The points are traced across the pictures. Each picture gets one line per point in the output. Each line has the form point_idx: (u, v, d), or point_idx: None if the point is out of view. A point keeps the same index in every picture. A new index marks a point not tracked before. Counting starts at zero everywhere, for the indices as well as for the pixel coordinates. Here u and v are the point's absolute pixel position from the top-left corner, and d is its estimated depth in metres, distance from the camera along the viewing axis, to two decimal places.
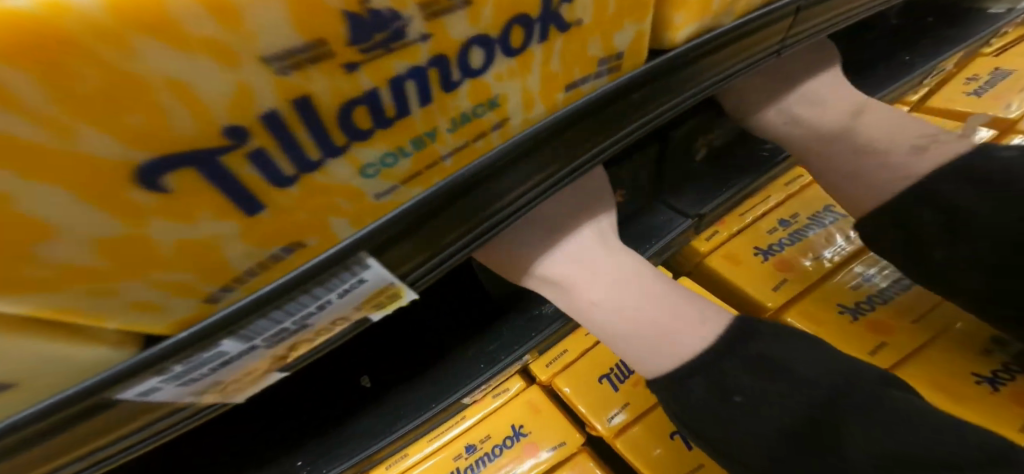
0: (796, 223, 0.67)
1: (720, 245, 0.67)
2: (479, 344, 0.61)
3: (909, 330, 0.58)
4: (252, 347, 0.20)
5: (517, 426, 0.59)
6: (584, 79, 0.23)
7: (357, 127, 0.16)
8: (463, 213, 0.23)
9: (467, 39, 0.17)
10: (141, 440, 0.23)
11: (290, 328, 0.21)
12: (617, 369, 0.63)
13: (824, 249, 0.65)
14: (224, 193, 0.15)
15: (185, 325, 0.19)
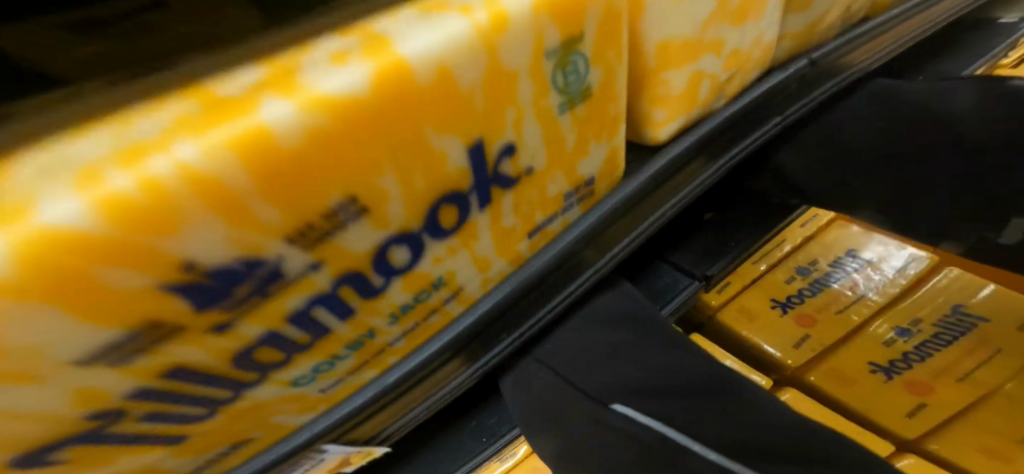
0: (817, 271, 0.62)
1: (734, 297, 0.66)
2: (477, 419, 0.49)
3: (953, 391, 0.53)
4: None
5: None
6: (548, 220, 0.22)
7: (255, 357, 0.17)
8: (432, 378, 0.26)
9: (381, 243, 0.16)
10: None
11: None
12: None
13: (850, 299, 0.60)
14: (218, 431, 0.20)
15: None
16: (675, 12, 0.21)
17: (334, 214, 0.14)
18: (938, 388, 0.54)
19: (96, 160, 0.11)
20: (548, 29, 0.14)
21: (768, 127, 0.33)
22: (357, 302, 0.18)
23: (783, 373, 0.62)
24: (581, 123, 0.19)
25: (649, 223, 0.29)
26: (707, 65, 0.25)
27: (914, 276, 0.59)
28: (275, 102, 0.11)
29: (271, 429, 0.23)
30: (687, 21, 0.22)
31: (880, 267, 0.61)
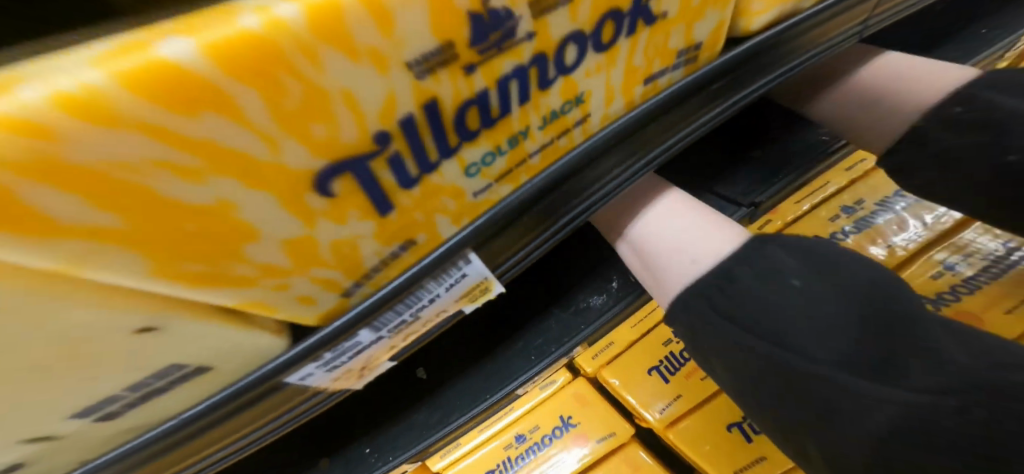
0: (862, 209, 0.61)
1: (776, 235, 0.61)
2: (528, 338, 0.59)
3: (1001, 322, 0.51)
4: (386, 336, 0.23)
5: (565, 417, 0.64)
6: (662, 72, 0.24)
7: (467, 127, 0.17)
8: (586, 180, 0.25)
9: (566, 38, 0.17)
10: (278, 426, 0.27)
11: (406, 319, 0.24)
12: (669, 360, 0.63)
13: (894, 236, 0.59)
14: (369, 193, 0.17)
15: (330, 320, 0.21)
16: None
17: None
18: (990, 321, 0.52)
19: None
20: None
21: (842, 40, 0.36)
22: (533, 90, 0.19)
23: None
24: None
25: (728, 108, 0.32)
26: None
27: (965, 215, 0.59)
28: None
29: (429, 235, 0.21)
30: None
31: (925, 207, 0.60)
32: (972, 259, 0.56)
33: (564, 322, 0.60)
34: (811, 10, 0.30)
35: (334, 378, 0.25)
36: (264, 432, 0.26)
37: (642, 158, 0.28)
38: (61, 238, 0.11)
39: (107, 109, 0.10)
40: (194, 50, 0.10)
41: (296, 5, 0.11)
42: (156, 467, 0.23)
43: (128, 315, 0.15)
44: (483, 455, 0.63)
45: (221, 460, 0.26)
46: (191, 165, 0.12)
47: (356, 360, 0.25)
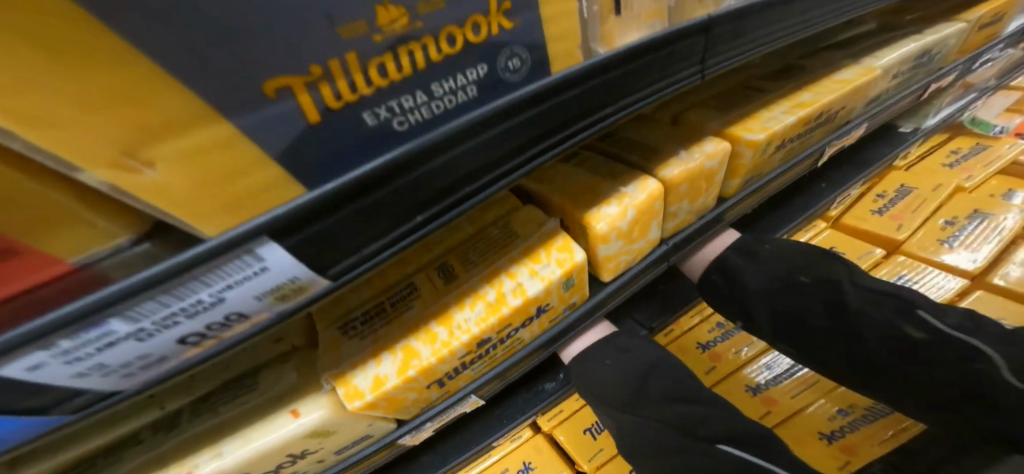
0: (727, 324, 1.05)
1: (676, 338, 1.04)
2: (502, 408, 0.89)
3: (789, 403, 0.92)
4: (433, 424, 0.58)
5: (526, 462, 0.93)
6: (551, 318, 0.62)
7: (473, 361, 0.55)
8: (520, 359, 0.63)
9: (506, 332, 0.55)
10: (381, 460, 0.60)
11: (444, 416, 0.60)
12: (596, 424, 0.94)
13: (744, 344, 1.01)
14: (439, 384, 0.53)
15: (416, 417, 0.56)
16: (611, 243, 0.60)
17: (501, 324, 0.53)
18: (782, 402, 0.92)
19: (417, 349, 0.49)
20: (565, 258, 0.55)
21: (660, 264, 0.73)
22: (496, 344, 0.56)
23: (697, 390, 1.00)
24: (568, 292, 0.59)
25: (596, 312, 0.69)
26: (631, 244, 0.63)
27: None
28: (471, 314, 0.52)
29: (451, 390, 0.57)
30: (615, 243, 0.60)
31: None
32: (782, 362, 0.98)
33: (527, 399, 0.90)
34: (629, 270, 0.68)
35: (416, 436, 0.58)
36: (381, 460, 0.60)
37: (547, 343, 0.65)
38: (376, 407, 0.49)
39: (389, 390, 0.48)
40: (412, 371, 0.48)
41: (434, 355, 0.49)
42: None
43: (369, 420, 0.50)
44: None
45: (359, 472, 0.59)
46: (404, 389, 0.49)
47: (424, 427, 0.58)
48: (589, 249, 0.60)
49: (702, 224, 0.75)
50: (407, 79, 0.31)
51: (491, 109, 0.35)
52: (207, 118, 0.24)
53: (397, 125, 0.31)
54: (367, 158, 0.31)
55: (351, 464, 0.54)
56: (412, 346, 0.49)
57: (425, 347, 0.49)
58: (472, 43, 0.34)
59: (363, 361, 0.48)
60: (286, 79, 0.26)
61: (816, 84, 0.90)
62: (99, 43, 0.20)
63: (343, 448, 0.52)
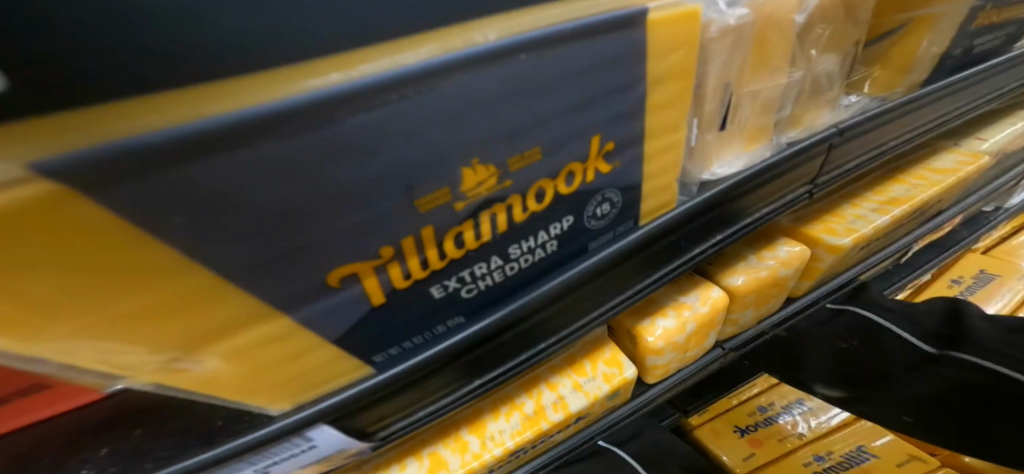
0: (771, 409, 1.02)
1: (709, 420, 1.01)
2: None
3: None
4: None
5: None
6: (586, 424, 0.62)
7: (503, 465, 0.57)
8: (549, 462, 0.63)
9: (539, 439, 0.57)
10: None
11: None
12: None
13: (790, 431, 0.98)
14: None
15: None
16: (664, 354, 0.59)
17: (536, 434, 0.56)
18: None
19: (455, 453, 0.54)
20: (604, 372, 0.59)
21: (712, 364, 0.70)
22: (528, 450, 0.58)
23: None
24: (609, 401, 0.60)
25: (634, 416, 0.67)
26: (686, 352, 0.62)
27: (836, 422, 0.99)
28: (507, 423, 0.56)
29: None
30: (668, 354, 0.59)
31: (815, 414, 1.01)
32: (832, 454, 0.94)
33: None
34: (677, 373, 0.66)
35: None
36: None
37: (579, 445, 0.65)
38: None
39: None
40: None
41: (468, 461, 0.53)
42: None
43: None
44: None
45: None
46: None
47: None
48: (639, 356, 0.61)
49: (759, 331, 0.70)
50: (484, 244, 0.27)
51: (570, 274, 0.35)
52: (267, 318, 0.21)
53: (464, 293, 0.29)
54: (433, 327, 0.29)
55: None
56: (449, 449, 0.54)
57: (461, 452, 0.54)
58: (563, 193, 0.30)
59: (401, 457, 0.54)
60: (353, 267, 0.22)
61: (908, 171, 0.81)
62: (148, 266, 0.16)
63: None
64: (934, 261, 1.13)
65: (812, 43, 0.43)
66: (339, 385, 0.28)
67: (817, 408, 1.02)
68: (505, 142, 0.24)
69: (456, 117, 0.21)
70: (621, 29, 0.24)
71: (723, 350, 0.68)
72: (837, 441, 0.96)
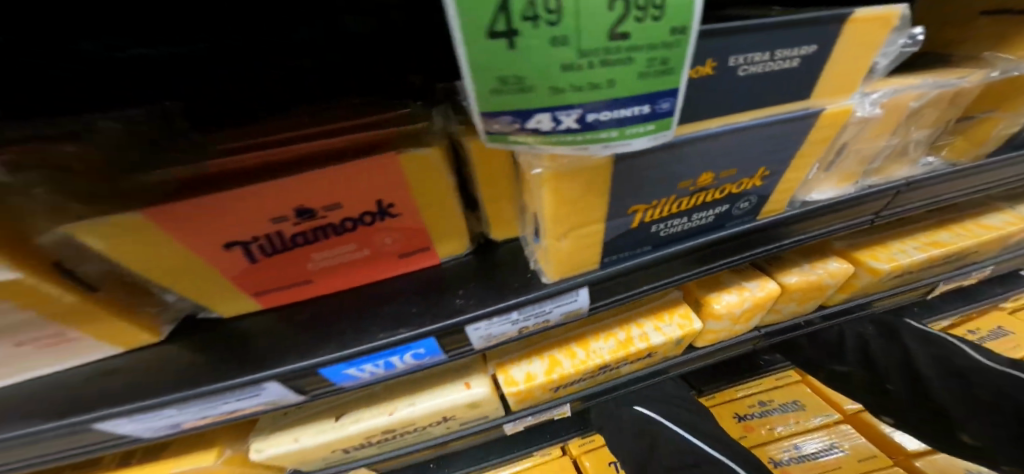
0: (769, 404, 1.22)
1: (714, 403, 1.23)
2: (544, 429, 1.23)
3: None
4: (537, 412, 0.80)
5: None
6: (653, 360, 0.82)
7: (592, 376, 0.76)
8: (615, 382, 0.84)
9: (622, 361, 0.75)
10: (476, 433, 0.81)
11: (546, 408, 0.81)
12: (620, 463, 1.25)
13: (780, 423, 1.19)
14: (561, 387, 0.75)
15: (528, 406, 0.78)
16: (724, 321, 0.79)
17: (624, 357, 0.74)
18: None
19: (563, 359, 0.72)
20: (686, 322, 0.76)
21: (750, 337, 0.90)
22: (611, 369, 0.76)
23: None
24: (677, 345, 0.79)
25: (682, 362, 0.88)
26: (739, 323, 0.83)
27: (822, 423, 1.18)
28: (605, 344, 0.74)
29: (565, 393, 0.78)
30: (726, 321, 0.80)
31: (807, 414, 1.20)
32: (810, 446, 1.14)
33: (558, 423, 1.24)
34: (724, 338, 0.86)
35: (512, 420, 0.80)
36: (472, 432, 0.80)
37: (639, 375, 0.86)
38: (521, 393, 0.70)
39: (538, 382, 0.70)
40: (557, 373, 0.70)
41: (574, 365, 0.71)
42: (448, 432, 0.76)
43: (500, 400, 0.72)
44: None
45: (455, 437, 0.80)
46: (545, 384, 0.71)
47: (525, 417, 0.81)
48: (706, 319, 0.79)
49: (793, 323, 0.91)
50: (685, 211, 0.47)
51: (714, 239, 0.53)
52: (596, 223, 0.44)
53: (661, 233, 0.49)
54: (636, 247, 0.49)
55: (463, 429, 0.77)
56: (559, 356, 0.72)
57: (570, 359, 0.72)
58: (734, 191, 0.48)
59: (528, 355, 0.73)
60: (637, 207, 0.44)
61: (957, 222, 0.96)
62: (596, 188, 0.40)
63: (461, 418, 0.72)
64: (956, 309, 1.29)
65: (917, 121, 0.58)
66: (584, 271, 0.50)
67: (810, 409, 1.21)
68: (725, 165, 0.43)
69: (715, 152, 0.40)
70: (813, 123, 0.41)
71: (759, 334, 0.89)
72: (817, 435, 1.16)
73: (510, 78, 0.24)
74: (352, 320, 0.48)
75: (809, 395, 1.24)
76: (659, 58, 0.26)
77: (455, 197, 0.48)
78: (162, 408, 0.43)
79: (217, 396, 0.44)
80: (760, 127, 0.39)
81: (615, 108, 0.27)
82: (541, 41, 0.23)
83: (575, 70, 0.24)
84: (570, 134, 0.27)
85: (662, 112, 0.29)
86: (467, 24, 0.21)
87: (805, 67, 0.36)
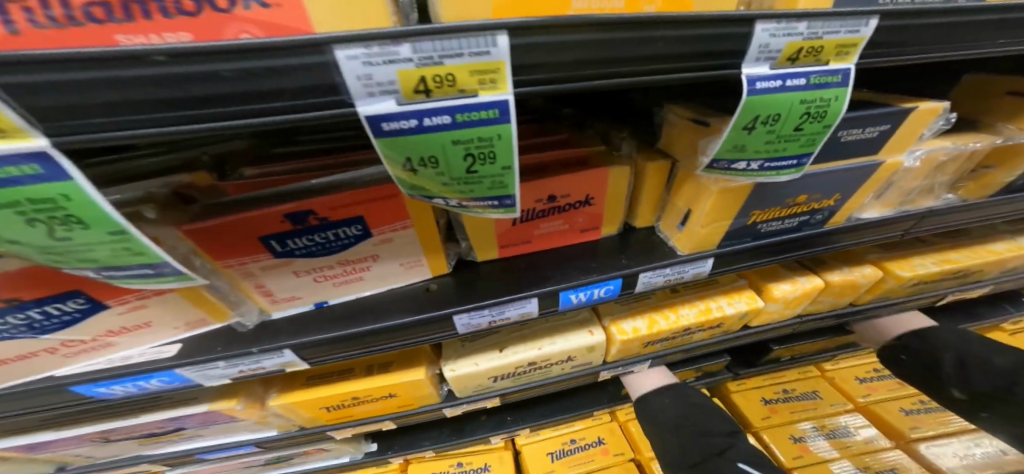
0: (792, 393, 1.45)
1: (743, 389, 1.46)
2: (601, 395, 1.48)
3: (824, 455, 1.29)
4: (629, 363, 1.04)
5: (600, 437, 1.48)
6: (720, 330, 1.07)
7: (675, 336, 1.00)
8: (686, 346, 1.09)
9: (697, 324, 0.98)
10: (578, 378, 1.04)
11: (634, 361, 1.05)
12: None
13: (802, 408, 1.41)
14: (653, 342, 0.99)
15: (623, 357, 1.02)
16: (779, 304, 1.03)
17: (702, 324, 0.99)
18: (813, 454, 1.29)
19: (659, 320, 0.96)
20: (751, 300, 1.00)
21: (791, 321, 1.15)
22: (690, 332, 1.01)
23: (754, 428, 1.37)
24: (742, 318, 1.02)
25: (737, 335, 1.13)
26: (788, 308, 1.07)
27: (838, 411, 1.41)
28: (689, 310, 0.98)
29: (653, 347, 1.02)
30: (778, 304, 1.03)
31: (822, 403, 1.43)
32: (825, 426, 1.37)
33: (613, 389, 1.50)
34: (773, 320, 1.11)
35: (608, 370, 1.04)
36: (575, 378, 1.04)
37: (705, 341, 1.10)
38: (627, 341, 0.94)
39: (641, 334, 0.93)
40: (655, 329, 0.94)
41: (668, 323, 0.95)
42: (562, 374, 1.00)
43: (609, 348, 0.96)
44: (556, 440, 1.47)
45: (563, 380, 1.03)
46: (644, 337, 0.95)
47: (617, 366, 1.05)
48: (765, 302, 1.03)
49: (828, 314, 1.16)
50: (782, 217, 0.69)
51: (796, 241, 0.76)
52: (728, 220, 0.67)
53: (763, 230, 0.72)
54: (740, 237, 0.72)
55: (572, 373, 1.01)
56: (657, 318, 0.96)
57: (663, 320, 0.96)
58: (819, 209, 0.71)
59: (631, 314, 0.97)
60: (756, 213, 0.67)
61: (969, 246, 1.18)
62: (739, 200, 0.63)
63: (578, 362, 0.97)
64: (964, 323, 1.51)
65: (944, 171, 0.78)
66: (707, 252, 0.72)
67: (827, 398, 1.44)
68: (820, 190, 0.65)
69: (814, 183, 0.62)
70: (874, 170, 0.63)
71: (799, 319, 1.15)
72: (835, 420, 1.38)
73: (739, 145, 0.49)
74: (552, 271, 0.73)
75: (828, 388, 1.47)
76: (812, 138, 0.50)
77: (626, 195, 0.73)
78: (480, 310, 0.67)
79: (506, 305, 0.68)
80: (844, 170, 0.62)
81: (784, 160, 0.53)
82: (762, 130, 0.48)
83: (770, 143, 0.50)
84: (755, 171, 0.54)
85: (804, 164, 0.54)
86: (734, 123, 0.46)
87: (879, 137, 0.58)
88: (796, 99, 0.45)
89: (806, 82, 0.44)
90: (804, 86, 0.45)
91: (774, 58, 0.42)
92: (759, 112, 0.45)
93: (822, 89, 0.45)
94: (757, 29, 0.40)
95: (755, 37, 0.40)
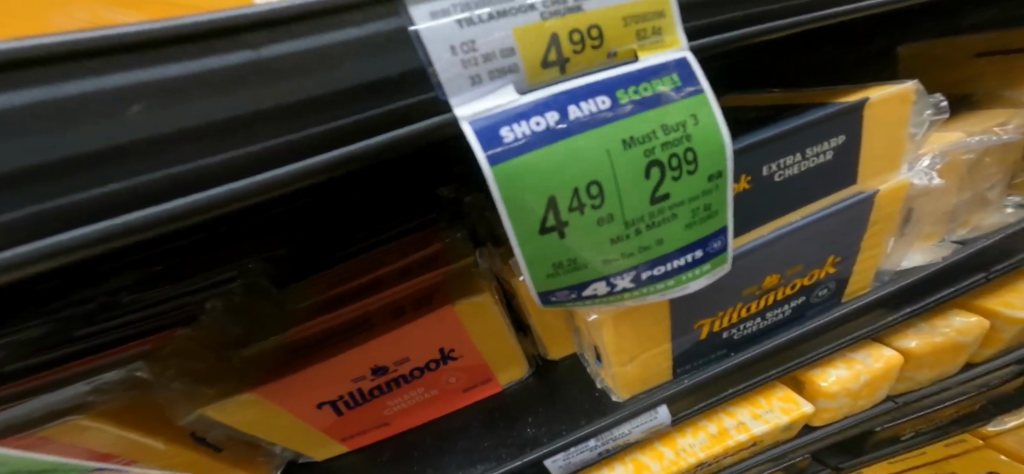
0: None
1: None
2: None
3: None
4: None
5: None
6: (762, 446, 0.70)
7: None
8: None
9: (711, 451, 0.63)
10: None
11: None
12: None
13: None
14: None
15: None
16: (837, 399, 0.66)
17: (721, 454, 0.64)
18: None
19: (651, 462, 0.63)
20: (790, 408, 0.65)
21: (885, 404, 0.73)
22: (710, 464, 0.65)
23: None
24: (783, 428, 0.65)
25: (794, 443, 0.72)
26: (861, 400, 0.69)
27: None
28: (697, 436, 0.65)
29: None
30: (838, 401, 0.67)
31: None
32: None
33: None
34: (846, 420, 0.72)
35: None
36: None
37: (742, 465, 0.71)
38: None
39: None
40: None
41: (664, 465, 0.62)
42: None
43: None
44: None
45: None
46: None
47: None
48: (816, 401, 0.67)
49: (938, 389, 0.75)
50: (754, 312, 0.42)
51: (805, 331, 0.46)
52: (661, 342, 0.41)
53: (736, 337, 0.44)
54: (711, 354, 0.45)
55: None
56: (647, 459, 0.64)
57: (656, 462, 0.63)
58: (817, 285, 0.43)
59: (607, 462, 0.65)
60: (706, 320, 0.41)
61: None
62: (659, 314, 0.38)
63: None
64: None
65: (985, 178, 0.51)
66: (656, 386, 0.46)
67: None
68: (805, 259, 0.39)
69: (778, 254, 0.37)
70: (871, 205, 0.38)
71: (894, 404, 0.73)
72: None
73: (566, 261, 0.26)
74: (424, 456, 0.49)
75: None
76: (701, 206, 0.27)
77: (510, 330, 0.48)
78: None
79: None
80: (816, 223, 0.37)
81: (671, 258, 0.28)
82: (586, 223, 0.25)
83: (625, 239, 0.26)
84: (632, 291, 0.28)
85: (716, 245, 0.29)
86: (520, 227, 0.24)
87: (839, 157, 0.35)
88: (613, 143, 0.23)
89: (609, 102, 0.23)
90: (612, 112, 0.23)
91: (516, 69, 0.22)
92: (552, 191, 0.23)
93: (650, 108, 0.24)
94: (422, 20, 0.19)
95: (429, 37, 0.19)
